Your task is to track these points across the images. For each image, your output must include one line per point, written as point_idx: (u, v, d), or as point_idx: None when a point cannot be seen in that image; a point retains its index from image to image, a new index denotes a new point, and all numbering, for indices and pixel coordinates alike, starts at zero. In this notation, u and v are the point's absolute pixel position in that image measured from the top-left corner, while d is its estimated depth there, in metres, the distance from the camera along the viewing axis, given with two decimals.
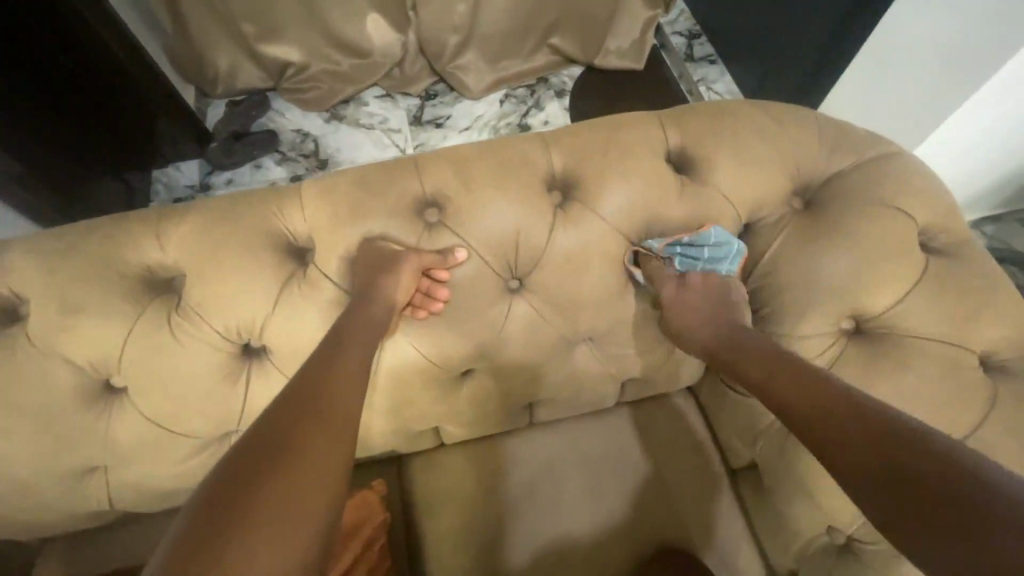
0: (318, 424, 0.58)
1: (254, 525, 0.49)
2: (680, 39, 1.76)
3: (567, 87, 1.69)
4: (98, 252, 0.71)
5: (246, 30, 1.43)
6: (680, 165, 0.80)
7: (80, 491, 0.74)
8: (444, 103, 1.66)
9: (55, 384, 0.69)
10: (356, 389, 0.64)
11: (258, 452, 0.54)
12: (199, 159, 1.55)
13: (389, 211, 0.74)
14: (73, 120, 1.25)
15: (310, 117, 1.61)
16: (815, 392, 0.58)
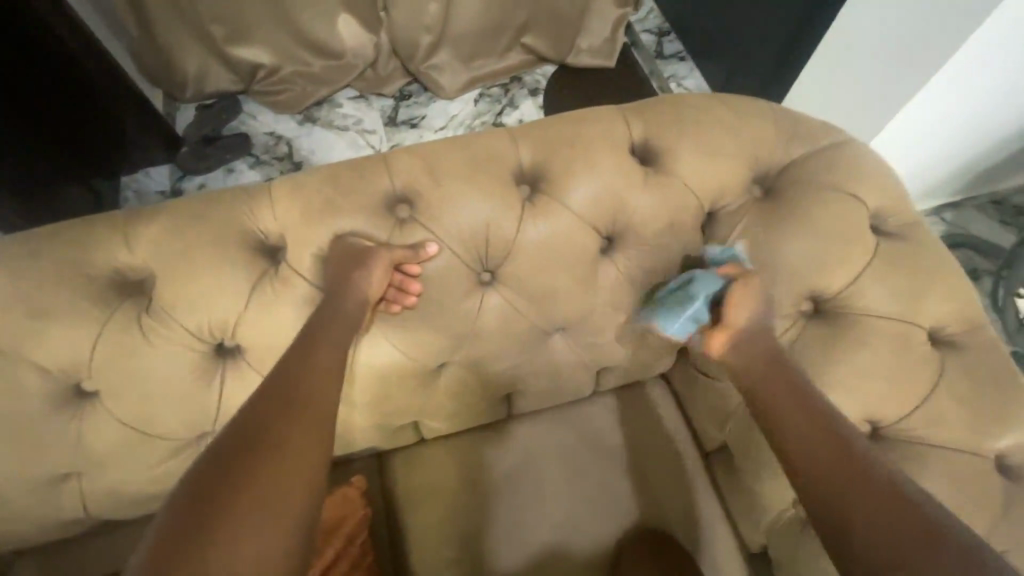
0: (294, 418, 0.59)
1: (235, 520, 0.50)
2: (649, 36, 1.80)
3: (540, 85, 1.71)
4: (64, 255, 0.70)
5: (214, 31, 1.41)
6: (645, 157, 0.82)
7: (53, 497, 0.73)
8: (418, 103, 1.67)
9: (24, 390, 0.68)
10: (330, 383, 0.65)
11: (235, 447, 0.55)
12: (169, 164, 1.54)
13: (360, 208, 0.75)
14: (37, 124, 1.22)
15: (282, 119, 1.60)
16: (855, 469, 0.56)
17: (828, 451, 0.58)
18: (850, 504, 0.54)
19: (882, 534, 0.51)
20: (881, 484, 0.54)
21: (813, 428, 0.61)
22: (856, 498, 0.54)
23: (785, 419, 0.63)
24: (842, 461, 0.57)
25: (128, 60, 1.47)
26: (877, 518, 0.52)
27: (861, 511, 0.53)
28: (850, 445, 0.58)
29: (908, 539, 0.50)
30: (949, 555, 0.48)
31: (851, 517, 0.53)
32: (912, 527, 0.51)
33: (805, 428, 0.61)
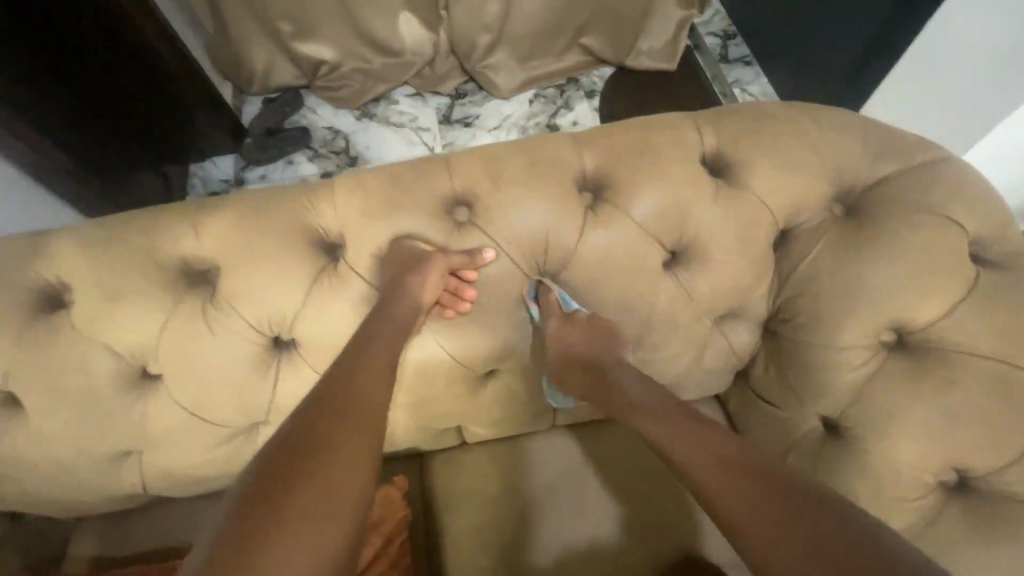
0: (346, 431, 0.58)
1: (285, 534, 0.48)
2: (715, 39, 1.73)
3: (598, 87, 1.67)
4: (137, 242, 0.72)
5: (281, 28, 1.45)
6: (715, 168, 0.78)
7: (116, 470, 0.78)
8: (474, 102, 1.66)
9: (96, 369, 0.71)
10: (383, 387, 0.64)
11: (290, 455, 0.54)
12: (234, 155, 1.60)
13: (420, 209, 0.74)
14: (82, 110, 1.21)
15: (341, 114, 1.63)
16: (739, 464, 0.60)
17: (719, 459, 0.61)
18: (736, 502, 0.57)
19: (728, 489, 0.58)
20: (760, 476, 0.58)
21: (685, 416, 0.68)
22: (714, 461, 0.61)
23: (649, 407, 0.71)
24: (727, 462, 0.61)
25: (203, 56, 1.53)
26: (725, 474, 0.60)
27: (743, 505, 0.57)
28: (727, 446, 0.63)
29: (750, 484, 0.58)
30: (786, 486, 0.57)
31: (706, 480, 0.60)
32: (756, 475, 0.59)
33: (677, 413, 0.69)
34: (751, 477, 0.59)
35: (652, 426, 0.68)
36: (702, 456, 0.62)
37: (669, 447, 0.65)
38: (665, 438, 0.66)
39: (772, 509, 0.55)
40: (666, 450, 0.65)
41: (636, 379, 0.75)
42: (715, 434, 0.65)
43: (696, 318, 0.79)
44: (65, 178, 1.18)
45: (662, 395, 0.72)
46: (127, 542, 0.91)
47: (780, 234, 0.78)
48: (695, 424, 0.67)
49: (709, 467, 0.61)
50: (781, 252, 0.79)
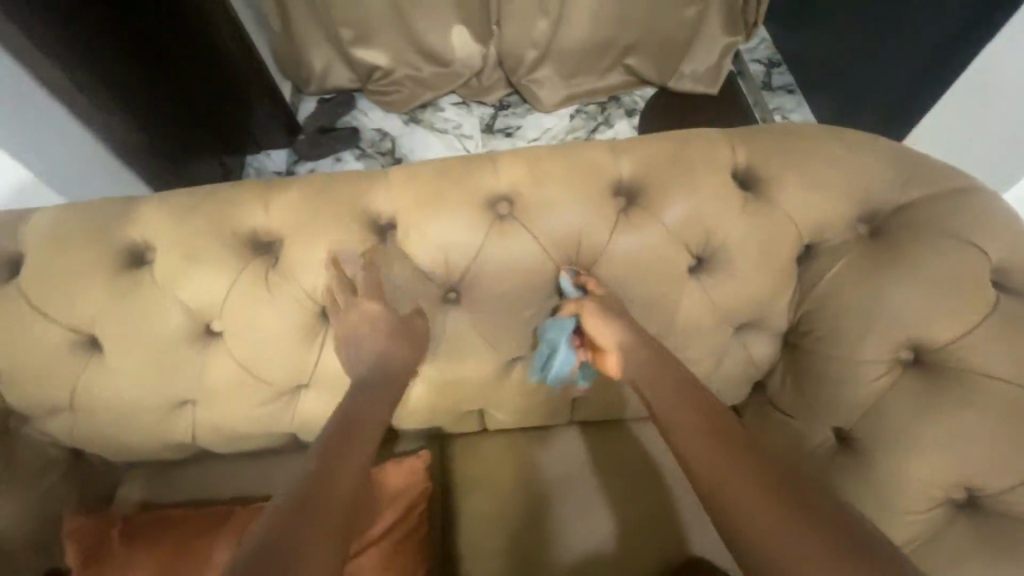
0: (337, 510, 0.60)
1: (315, 537, 0.56)
2: (759, 66, 1.77)
3: (637, 107, 1.73)
4: (213, 211, 0.80)
5: (343, 34, 1.56)
6: (747, 182, 0.82)
7: (174, 416, 0.86)
8: (516, 114, 1.74)
9: (168, 322, 0.79)
10: (364, 457, 0.68)
11: (291, 527, 0.56)
12: (288, 149, 1.71)
13: (464, 200, 0.80)
14: (160, 97, 1.32)
15: (389, 118, 1.73)
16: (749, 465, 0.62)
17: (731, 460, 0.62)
18: (743, 503, 0.59)
19: (736, 491, 0.59)
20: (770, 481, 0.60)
21: (707, 410, 0.68)
22: (729, 463, 0.62)
23: (673, 395, 0.70)
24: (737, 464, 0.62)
25: (268, 54, 1.69)
26: (741, 478, 0.60)
27: (750, 508, 0.58)
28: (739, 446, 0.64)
29: (762, 490, 0.59)
30: (798, 499, 0.58)
31: (715, 478, 0.62)
32: (770, 481, 0.60)
33: (702, 405, 0.69)
34: (762, 483, 0.59)
35: (671, 417, 0.69)
36: (716, 455, 0.63)
37: (684, 441, 0.66)
38: (681, 431, 0.67)
39: (777, 516, 0.56)
40: (680, 444, 0.66)
41: (660, 357, 0.74)
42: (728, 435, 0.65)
43: (717, 324, 0.83)
44: (147, 157, 1.31)
45: (680, 380, 0.72)
46: (171, 490, 0.98)
47: (804, 249, 0.82)
48: (717, 422, 0.67)
49: (719, 467, 0.62)
50: (803, 267, 0.82)
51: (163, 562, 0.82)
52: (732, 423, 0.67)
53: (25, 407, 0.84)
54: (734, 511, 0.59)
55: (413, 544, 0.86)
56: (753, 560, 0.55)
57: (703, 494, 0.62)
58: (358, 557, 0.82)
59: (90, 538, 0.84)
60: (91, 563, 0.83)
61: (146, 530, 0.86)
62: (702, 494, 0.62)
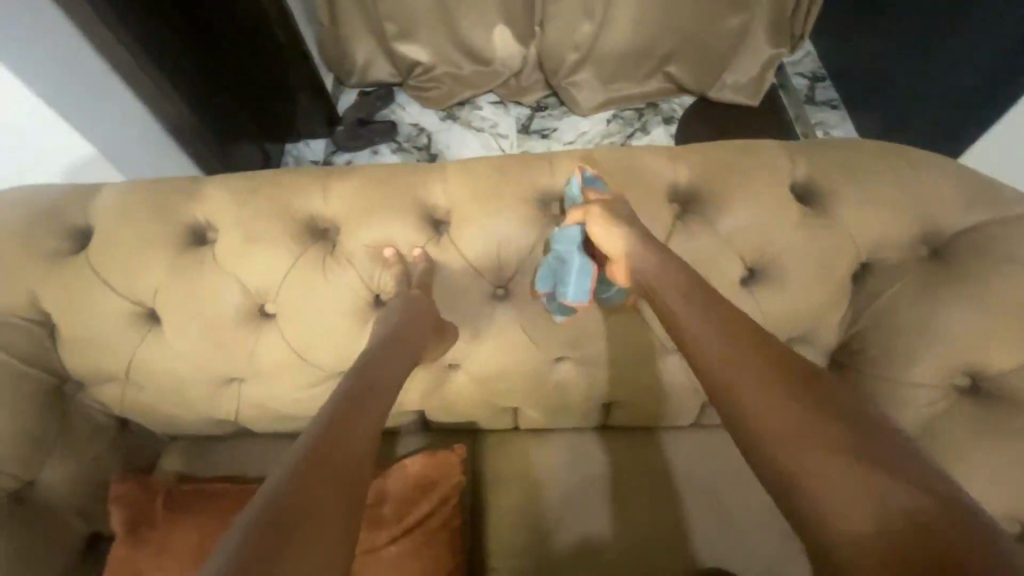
0: (347, 478, 0.57)
1: (316, 510, 0.52)
2: (802, 80, 1.74)
3: (675, 115, 1.72)
4: (276, 195, 0.83)
5: (387, 29, 1.58)
6: (805, 196, 0.81)
7: (221, 393, 0.88)
8: (552, 116, 1.74)
9: (226, 300, 0.81)
10: (371, 433, 0.64)
11: (302, 493, 0.53)
12: (327, 139, 1.74)
13: (521, 198, 0.81)
14: (207, 82, 1.36)
15: (427, 113, 1.75)
16: (795, 408, 0.55)
17: (772, 402, 0.56)
18: (785, 451, 0.53)
19: (806, 456, 0.52)
20: (817, 426, 0.53)
21: (768, 360, 0.60)
22: (798, 422, 0.54)
23: (728, 344, 0.62)
24: (781, 407, 0.56)
25: (315, 47, 1.73)
26: (785, 424, 0.54)
27: (793, 455, 0.52)
28: (785, 388, 0.57)
29: (810, 437, 0.53)
30: (850, 447, 0.52)
31: (754, 419, 0.56)
32: (847, 443, 0.52)
33: (762, 355, 0.60)
34: (838, 447, 0.52)
35: (727, 367, 0.60)
36: (781, 413, 0.55)
37: (743, 395, 0.58)
38: (738, 383, 0.59)
39: (858, 484, 0.49)
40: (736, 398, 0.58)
41: (698, 295, 0.68)
42: (771, 374, 0.59)
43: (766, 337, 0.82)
44: (201, 142, 1.35)
45: (716, 318, 0.65)
46: (208, 465, 1.00)
47: (860, 265, 0.80)
48: (781, 374, 0.58)
49: (787, 426, 0.54)
50: (857, 285, 0.81)
51: (207, 534, 0.83)
52: (798, 375, 0.59)
53: (82, 374, 0.87)
54: (774, 457, 0.53)
55: (444, 535, 0.86)
56: (798, 509, 0.51)
57: (743, 442, 0.56)
58: (388, 545, 0.83)
59: (135, 505, 0.86)
60: (136, 531, 0.84)
61: (187, 501, 0.86)
62: (760, 457, 0.55)
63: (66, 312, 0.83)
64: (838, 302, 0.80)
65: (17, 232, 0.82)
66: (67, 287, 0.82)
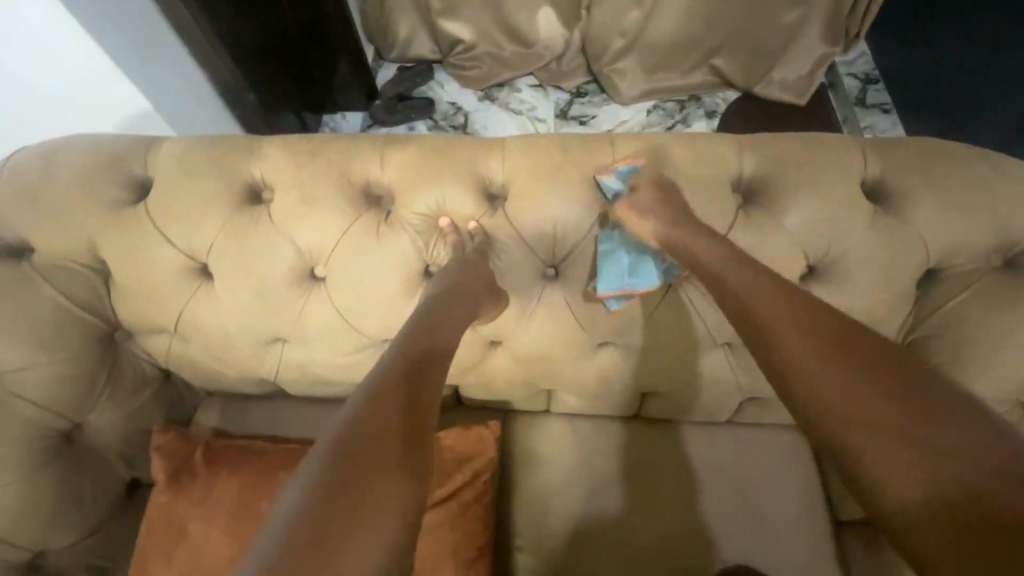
0: (388, 444, 0.59)
1: (384, 464, 0.58)
2: (853, 82, 1.68)
3: (719, 109, 1.68)
4: (334, 159, 0.82)
5: (433, 3, 1.56)
6: (875, 195, 0.78)
7: (265, 352, 0.90)
8: (591, 103, 1.70)
9: (279, 261, 0.82)
10: (435, 384, 0.69)
11: (343, 466, 0.56)
12: (364, 113, 1.74)
13: (581, 177, 0.79)
14: (263, 50, 1.33)
15: (465, 93, 1.73)
16: (849, 382, 0.54)
17: (827, 378, 0.55)
18: (842, 426, 0.53)
19: (882, 439, 0.51)
20: (873, 402, 0.53)
21: (838, 336, 0.58)
22: (870, 402, 0.53)
23: (793, 324, 0.60)
24: (834, 381, 0.55)
25: (359, 18, 1.72)
26: (840, 398, 0.54)
27: (850, 432, 0.52)
28: (839, 360, 0.56)
29: (868, 413, 0.52)
30: (907, 421, 0.51)
31: (808, 395, 0.56)
32: (901, 417, 0.51)
33: (830, 333, 0.58)
34: (915, 427, 0.50)
35: (792, 349, 0.58)
36: (855, 394, 0.53)
37: (811, 378, 0.56)
38: (807, 364, 0.57)
39: (915, 460, 0.49)
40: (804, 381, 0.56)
41: (739, 265, 0.67)
42: (825, 347, 0.57)
43: None
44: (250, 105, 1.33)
45: (758, 290, 0.64)
46: (245, 422, 1.01)
47: (927, 269, 0.77)
48: (839, 345, 0.57)
49: (843, 399, 0.54)
50: (922, 291, 0.78)
51: (246, 488, 0.84)
52: (871, 350, 0.56)
53: (133, 324, 0.89)
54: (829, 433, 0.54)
55: (477, 509, 0.87)
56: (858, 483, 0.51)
57: (799, 416, 0.57)
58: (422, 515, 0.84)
59: (177, 456, 0.87)
60: (177, 480, 0.85)
61: (228, 456, 0.87)
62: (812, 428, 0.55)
63: (120, 262, 0.84)
64: (900, 307, 0.77)
65: (79, 180, 0.84)
66: (124, 238, 0.83)
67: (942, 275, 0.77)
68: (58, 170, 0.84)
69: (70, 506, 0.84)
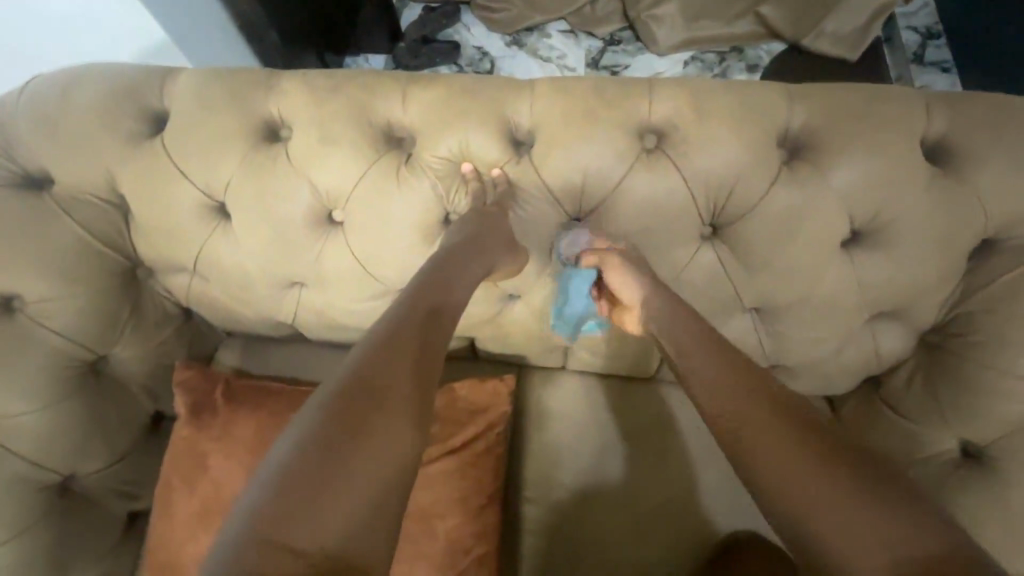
0: (389, 404, 0.58)
1: (375, 433, 0.55)
2: (913, 35, 1.54)
3: (762, 63, 1.54)
4: (354, 97, 0.79)
5: None
6: (935, 156, 0.72)
7: (281, 296, 0.89)
8: (626, 52, 1.58)
9: (297, 201, 0.80)
10: (438, 349, 0.66)
11: (341, 422, 0.55)
12: (386, 56, 1.62)
13: (615, 126, 0.74)
14: None
15: (493, 38, 1.62)
16: (775, 430, 0.57)
17: (754, 426, 0.58)
18: (770, 472, 0.54)
19: (804, 480, 0.52)
20: (797, 448, 0.55)
21: (779, 403, 0.59)
22: (789, 438, 0.56)
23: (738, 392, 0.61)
24: (759, 428, 0.57)
25: None
26: (768, 445, 0.56)
27: (778, 476, 0.54)
28: (767, 410, 0.59)
29: (796, 458, 0.54)
30: (838, 469, 0.52)
31: (741, 440, 0.58)
32: (830, 466, 0.53)
33: (761, 384, 0.62)
34: (828, 456, 0.54)
35: (717, 393, 0.62)
36: (774, 431, 0.57)
37: (728, 415, 0.60)
38: (724, 402, 0.61)
39: (846, 512, 0.50)
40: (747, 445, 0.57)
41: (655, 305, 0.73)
42: (754, 395, 0.61)
43: (858, 306, 0.76)
44: (277, 48, 1.19)
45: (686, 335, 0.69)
46: (264, 363, 1.02)
47: (981, 242, 0.73)
48: (771, 395, 0.60)
49: (771, 445, 0.56)
50: (973, 263, 0.74)
51: (262, 427, 0.85)
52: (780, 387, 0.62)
53: (153, 260, 0.89)
54: (760, 477, 0.55)
55: (488, 460, 0.88)
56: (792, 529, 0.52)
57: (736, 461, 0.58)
58: (435, 462, 0.85)
59: (197, 392, 0.89)
60: (196, 415, 0.87)
61: (246, 396, 0.89)
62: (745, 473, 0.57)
63: (138, 197, 0.83)
64: (948, 278, 0.73)
65: (95, 110, 0.81)
66: (142, 172, 0.81)
67: (1000, 244, 0.72)
68: (75, 100, 0.82)
69: (98, 432, 0.87)
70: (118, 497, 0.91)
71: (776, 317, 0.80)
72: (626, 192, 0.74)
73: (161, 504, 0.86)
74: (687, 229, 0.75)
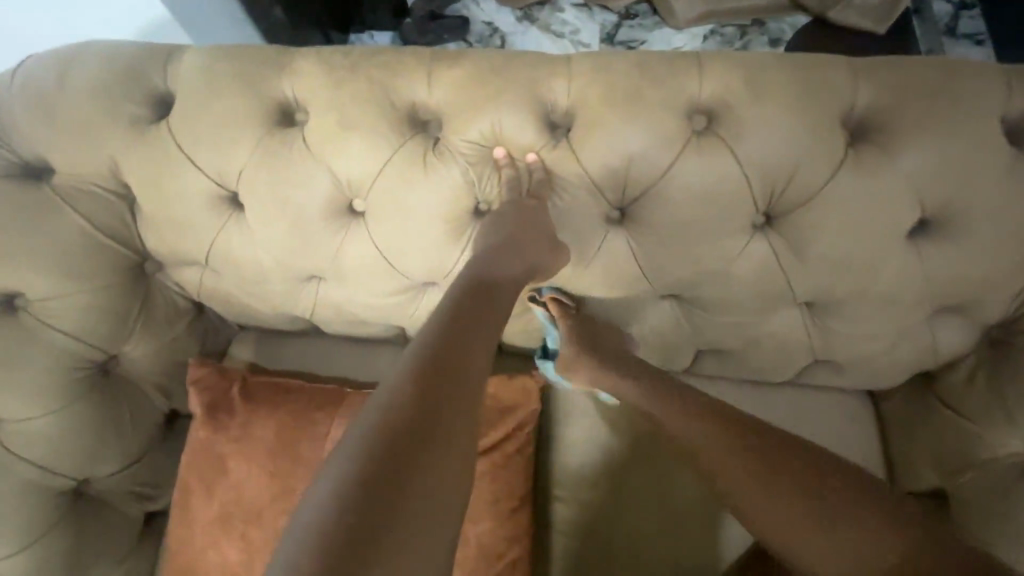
0: (440, 421, 0.53)
1: (428, 455, 0.50)
2: (945, 6, 1.44)
3: (784, 37, 1.46)
4: (376, 76, 0.72)
5: None
6: (1016, 136, 0.65)
7: (299, 290, 0.84)
8: (643, 26, 1.50)
9: (316, 190, 0.74)
10: (483, 351, 0.61)
11: (391, 448, 0.49)
12: (394, 33, 1.54)
13: (663, 106, 0.68)
14: None
15: (504, 13, 1.53)
16: (748, 475, 0.65)
17: (730, 475, 0.66)
18: (755, 516, 0.64)
19: (781, 518, 0.62)
20: (769, 491, 0.64)
21: (748, 452, 0.67)
22: (759, 481, 0.65)
23: (714, 448, 0.68)
24: (736, 477, 0.66)
25: None
26: (747, 490, 0.65)
27: (762, 519, 0.63)
28: (738, 455, 0.67)
29: (771, 499, 0.63)
30: (807, 500, 0.62)
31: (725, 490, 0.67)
32: (802, 499, 0.62)
33: (724, 428, 0.69)
34: (797, 491, 0.62)
35: (689, 447, 0.70)
36: (747, 477, 0.65)
37: (706, 468, 0.69)
38: (698, 456, 0.70)
39: (827, 540, 0.59)
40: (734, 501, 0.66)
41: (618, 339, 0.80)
42: (722, 441, 0.68)
43: (922, 300, 0.71)
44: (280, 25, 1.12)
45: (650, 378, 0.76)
46: (279, 359, 0.98)
47: None
48: (736, 438, 0.68)
49: (747, 492, 0.65)
50: None
51: (284, 429, 0.81)
52: (740, 424, 0.69)
53: (163, 253, 0.84)
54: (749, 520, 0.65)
55: (520, 460, 0.84)
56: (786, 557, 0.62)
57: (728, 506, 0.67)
58: None
59: (214, 391, 0.85)
60: (214, 416, 0.83)
61: (264, 396, 0.84)
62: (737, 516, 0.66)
63: (145, 187, 0.77)
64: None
65: (95, 94, 0.76)
66: (149, 161, 0.76)
67: None
68: (73, 82, 0.76)
69: (111, 434, 0.83)
70: (133, 499, 0.88)
71: (828, 310, 0.75)
72: (674, 179, 0.68)
73: (179, 507, 0.83)
74: (738, 217, 0.69)
